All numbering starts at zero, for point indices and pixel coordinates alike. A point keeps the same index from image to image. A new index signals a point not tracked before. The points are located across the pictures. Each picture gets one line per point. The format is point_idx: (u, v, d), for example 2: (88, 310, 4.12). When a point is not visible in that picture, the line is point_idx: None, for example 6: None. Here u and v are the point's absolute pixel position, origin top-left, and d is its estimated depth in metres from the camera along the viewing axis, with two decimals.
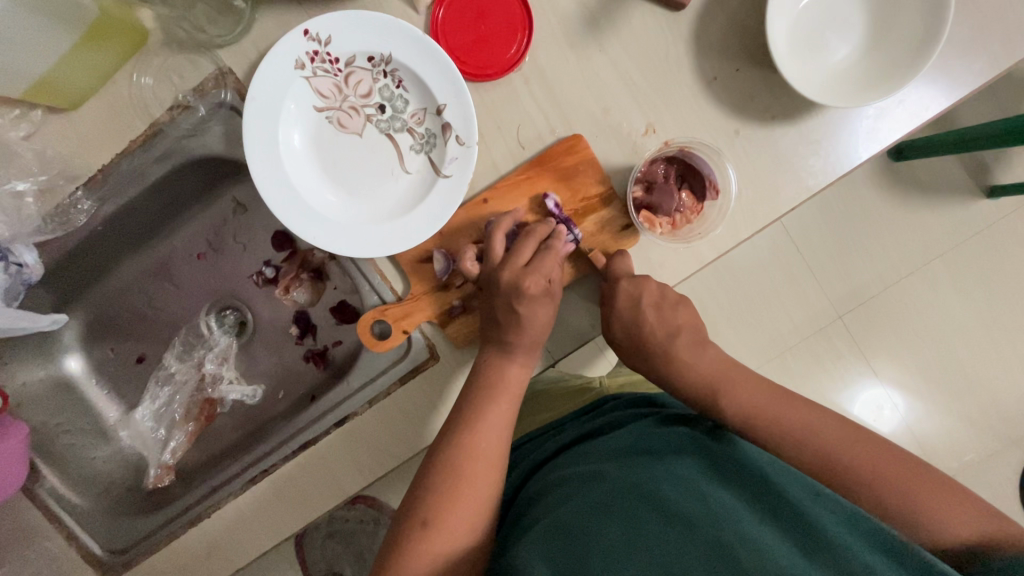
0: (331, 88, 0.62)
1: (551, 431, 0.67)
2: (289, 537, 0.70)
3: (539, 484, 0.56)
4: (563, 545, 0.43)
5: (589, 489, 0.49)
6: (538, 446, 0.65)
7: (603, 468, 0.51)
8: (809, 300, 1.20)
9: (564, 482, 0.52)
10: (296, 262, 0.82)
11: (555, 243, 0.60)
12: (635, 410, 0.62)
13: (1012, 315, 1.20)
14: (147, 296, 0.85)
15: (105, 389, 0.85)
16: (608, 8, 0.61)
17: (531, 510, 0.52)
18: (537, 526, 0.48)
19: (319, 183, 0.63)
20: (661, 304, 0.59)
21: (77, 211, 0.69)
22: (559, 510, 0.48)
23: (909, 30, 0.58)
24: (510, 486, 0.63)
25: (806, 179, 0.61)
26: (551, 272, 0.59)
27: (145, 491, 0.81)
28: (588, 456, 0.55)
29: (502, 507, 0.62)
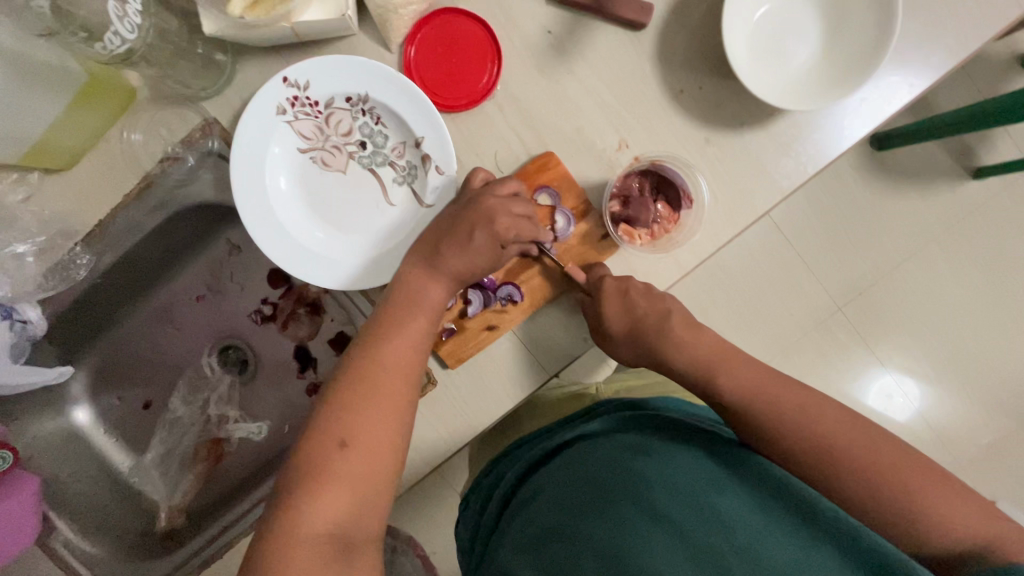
0: (314, 130, 0.64)
1: (539, 436, 0.67)
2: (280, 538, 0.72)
3: (529, 485, 0.57)
4: (556, 553, 0.45)
5: (580, 491, 0.50)
6: (526, 451, 0.66)
7: (590, 470, 0.52)
8: (807, 295, 1.21)
9: (557, 481, 0.54)
10: (293, 298, 0.85)
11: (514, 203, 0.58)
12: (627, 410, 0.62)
13: (1011, 292, 1.21)
14: (150, 342, 0.87)
15: (114, 437, 0.87)
16: (572, 31, 0.63)
17: (524, 508, 0.54)
18: (525, 533, 0.50)
19: (306, 221, 0.65)
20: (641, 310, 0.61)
21: (77, 265, 0.71)
22: (546, 517, 0.50)
23: (863, 26, 0.60)
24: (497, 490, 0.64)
25: (781, 180, 0.63)
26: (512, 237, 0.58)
27: (156, 535, 0.82)
28: (573, 459, 0.56)
29: (496, 506, 0.62)
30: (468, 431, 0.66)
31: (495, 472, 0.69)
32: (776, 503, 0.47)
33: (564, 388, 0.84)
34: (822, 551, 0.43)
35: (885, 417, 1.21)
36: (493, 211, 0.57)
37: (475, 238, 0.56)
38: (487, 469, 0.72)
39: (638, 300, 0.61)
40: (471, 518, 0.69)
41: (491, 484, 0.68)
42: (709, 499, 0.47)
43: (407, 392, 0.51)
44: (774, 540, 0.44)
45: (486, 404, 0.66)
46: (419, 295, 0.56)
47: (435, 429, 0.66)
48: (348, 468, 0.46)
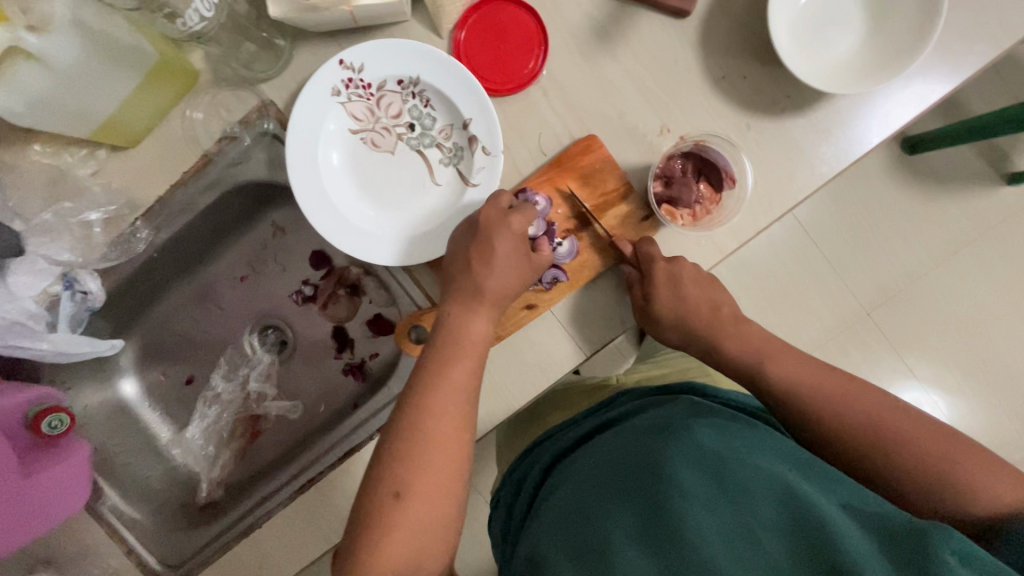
0: (365, 111, 0.67)
1: (574, 422, 0.68)
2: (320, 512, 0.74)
3: (560, 473, 0.58)
4: (585, 537, 0.46)
5: (605, 480, 0.51)
6: (557, 438, 0.66)
7: (620, 455, 0.52)
8: (837, 299, 1.21)
9: (584, 470, 0.54)
10: (334, 280, 0.87)
11: None
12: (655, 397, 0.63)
13: None
14: (195, 319, 0.90)
15: (157, 410, 0.90)
16: (615, 20, 0.65)
17: (556, 496, 0.55)
18: (554, 515, 0.51)
19: (354, 199, 0.68)
20: (675, 274, 0.62)
21: (136, 240, 0.74)
22: (574, 502, 0.51)
23: (907, 16, 0.60)
24: (530, 477, 0.65)
25: (819, 167, 0.64)
26: None
27: (197, 506, 0.84)
28: (599, 446, 0.57)
29: (530, 490, 0.63)
30: (506, 408, 0.67)
31: (528, 459, 0.69)
32: (804, 476, 0.46)
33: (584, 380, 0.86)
34: (856, 516, 0.42)
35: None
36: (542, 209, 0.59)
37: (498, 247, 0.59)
38: (523, 454, 0.72)
39: (660, 283, 0.62)
40: (505, 505, 0.69)
41: (523, 471, 0.69)
42: (731, 473, 0.46)
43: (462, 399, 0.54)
44: (799, 505, 0.42)
45: (523, 383, 0.67)
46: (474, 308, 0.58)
47: None
48: (413, 484, 0.50)
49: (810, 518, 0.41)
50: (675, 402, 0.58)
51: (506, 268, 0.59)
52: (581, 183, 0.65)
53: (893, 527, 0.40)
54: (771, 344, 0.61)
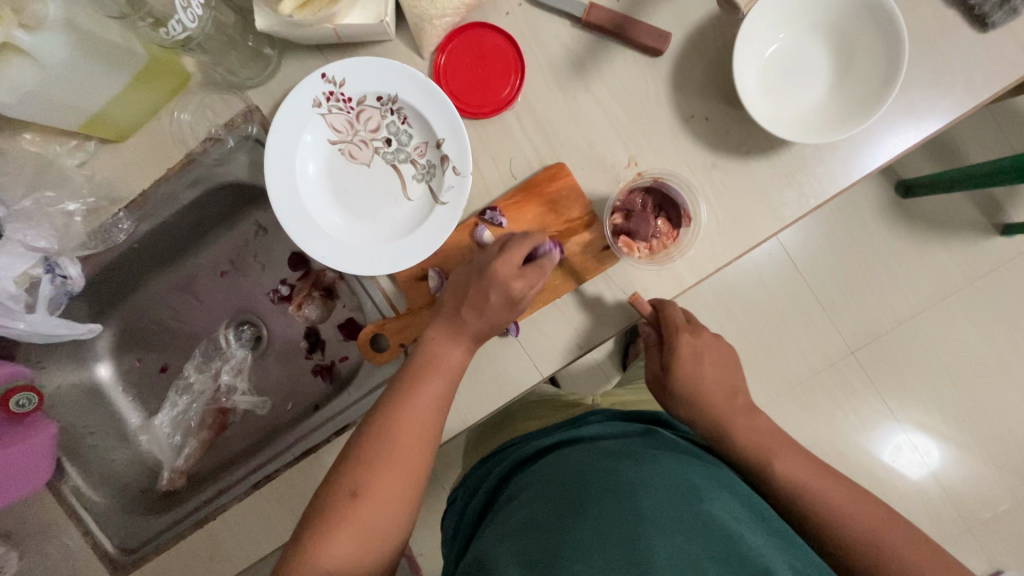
0: (344, 124, 0.69)
1: (534, 434, 0.68)
2: (275, 513, 0.75)
3: (514, 484, 0.58)
4: (538, 545, 0.45)
5: (563, 489, 0.51)
6: (517, 450, 0.67)
7: (580, 469, 0.52)
8: (822, 338, 1.21)
9: (541, 482, 0.54)
10: (310, 281, 0.89)
11: (545, 262, 0.61)
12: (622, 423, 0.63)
13: None
14: (174, 310, 0.93)
15: (129, 396, 0.92)
16: (593, 53, 0.67)
17: (508, 506, 0.54)
18: (509, 521, 0.51)
19: (327, 206, 0.70)
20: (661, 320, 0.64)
21: (118, 230, 0.77)
22: (530, 508, 0.50)
23: (872, 69, 0.61)
24: (483, 486, 0.65)
25: (782, 210, 0.65)
26: (531, 283, 0.60)
27: (158, 493, 0.86)
28: (558, 459, 0.57)
29: (480, 501, 0.64)
30: (459, 422, 0.68)
31: (484, 468, 0.70)
32: (753, 523, 0.48)
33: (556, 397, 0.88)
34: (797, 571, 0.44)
35: (895, 472, 1.19)
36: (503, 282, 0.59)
37: (491, 301, 0.60)
38: (479, 461, 0.74)
39: (682, 358, 0.62)
40: (457, 510, 0.71)
41: (477, 480, 0.70)
42: (696, 505, 0.47)
43: (426, 446, 0.56)
44: (747, 551, 0.44)
45: (477, 398, 0.68)
46: (438, 357, 0.60)
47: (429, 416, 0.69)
48: (364, 513, 0.52)
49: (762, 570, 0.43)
50: (649, 435, 0.60)
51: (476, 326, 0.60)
52: (545, 209, 0.67)
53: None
54: (721, 380, 0.62)
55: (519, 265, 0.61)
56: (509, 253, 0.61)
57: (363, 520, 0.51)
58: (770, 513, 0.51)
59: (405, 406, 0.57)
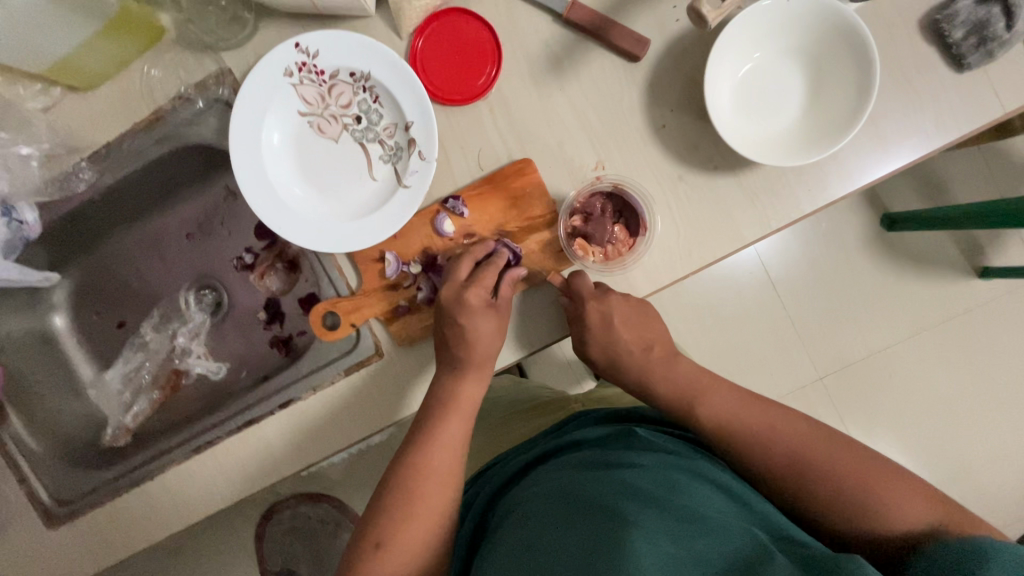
0: (315, 96, 0.68)
1: (515, 446, 0.67)
2: (213, 481, 0.75)
3: (504, 507, 0.57)
4: None
5: (550, 509, 0.50)
6: (503, 464, 0.65)
7: (564, 485, 0.52)
8: (792, 363, 1.22)
9: (527, 503, 0.53)
10: (274, 253, 0.88)
11: (497, 260, 0.65)
12: (606, 424, 0.63)
13: (998, 398, 1.20)
14: (136, 267, 0.92)
15: (82, 348, 0.92)
16: (570, 51, 0.67)
17: (500, 531, 0.53)
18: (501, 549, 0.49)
19: (290, 178, 0.69)
20: (607, 314, 0.61)
21: (78, 179, 0.76)
22: (523, 532, 0.50)
23: (844, 98, 0.61)
24: (474, 507, 0.63)
25: (743, 229, 0.65)
26: (490, 283, 0.64)
27: (100, 449, 0.86)
28: (545, 476, 0.56)
29: (470, 521, 0.61)
30: None
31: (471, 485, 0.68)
32: (744, 515, 0.48)
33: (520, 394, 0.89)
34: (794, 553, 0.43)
35: None
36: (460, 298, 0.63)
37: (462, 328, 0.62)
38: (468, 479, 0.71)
39: (621, 366, 0.63)
40: None
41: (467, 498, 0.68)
42: (678, 504, 0.47)
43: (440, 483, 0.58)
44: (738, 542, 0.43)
45: None
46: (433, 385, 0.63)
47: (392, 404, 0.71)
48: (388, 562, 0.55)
49: (747, 557, 0.42)
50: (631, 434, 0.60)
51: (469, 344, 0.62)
52: (505, 205, 0.67)
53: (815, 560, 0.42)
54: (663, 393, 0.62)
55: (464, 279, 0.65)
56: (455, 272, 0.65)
57: (393, 570, 0.55)
58: (760, 501, 0.51)
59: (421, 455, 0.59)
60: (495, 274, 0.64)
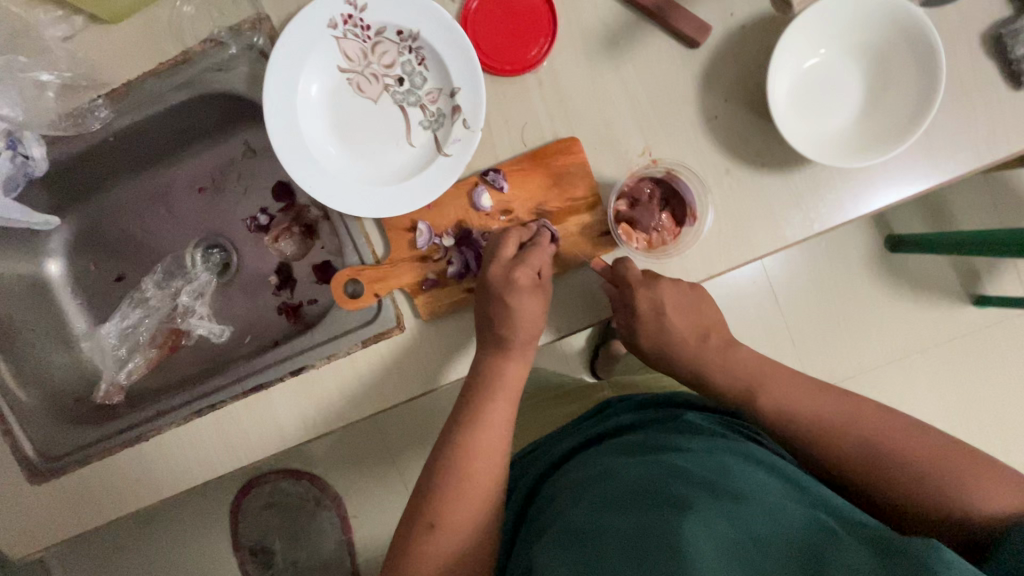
0: (358, 52, 0.65)
1: (559, 434, 0.70)
2: (212, 445, 0.72)
3: (553, 488, 0.59)
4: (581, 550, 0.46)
5: (600, 490, 0.52)
6: (549, 447, 0.68)
7: (612, 470, 0.53)
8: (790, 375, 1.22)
9: (576, 486, 0.55)
10: (292, 215, 0.84)
11: (542, 240, 0.63)
12: (649, 412, 0.64)
13: (986, 424, 1.21)
14: (142, 219, 0.88)
15: (78, 299, 0.87)
16: (627, 31, 0.65)
17: (550, 510, 0.55)
18: (553, 526, 0.51)
19: (324, 134, 0.66)
20: (657, 299, 0.60)
21: (93, 117, 0.71)
22: (578, 511, 0.51)
23: (903, 105, 0.60)
24: (520, 487, 0.66)
25: (784, 229, 0.64)
26: (539, 265, 0.62)
27: (93, 404, 0.82)
28: (592, 460, 0.58)
29: (518, 500, 0.65)
30: None
31: (518, 467, 0.72)
32: (795, 497, 0.48)
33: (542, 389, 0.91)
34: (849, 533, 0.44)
35: None
36: (508, 279, 0.61)
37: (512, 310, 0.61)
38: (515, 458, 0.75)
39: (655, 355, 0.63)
40: None
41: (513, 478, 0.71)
42: (729, 487, 0.47)
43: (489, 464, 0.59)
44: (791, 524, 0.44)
45: None
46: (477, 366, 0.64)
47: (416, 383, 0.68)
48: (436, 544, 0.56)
49: (812, 540, 0.42)
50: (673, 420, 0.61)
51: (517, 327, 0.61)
52: (549, 182, 0.65)
53: (878, 541, 0.42)
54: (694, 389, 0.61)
55: (510, 257, 0.62)
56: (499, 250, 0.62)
57: (442, 548, 0.56)
58: (811, 483, 0.51)
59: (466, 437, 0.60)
60: (542, 255, 0.62)
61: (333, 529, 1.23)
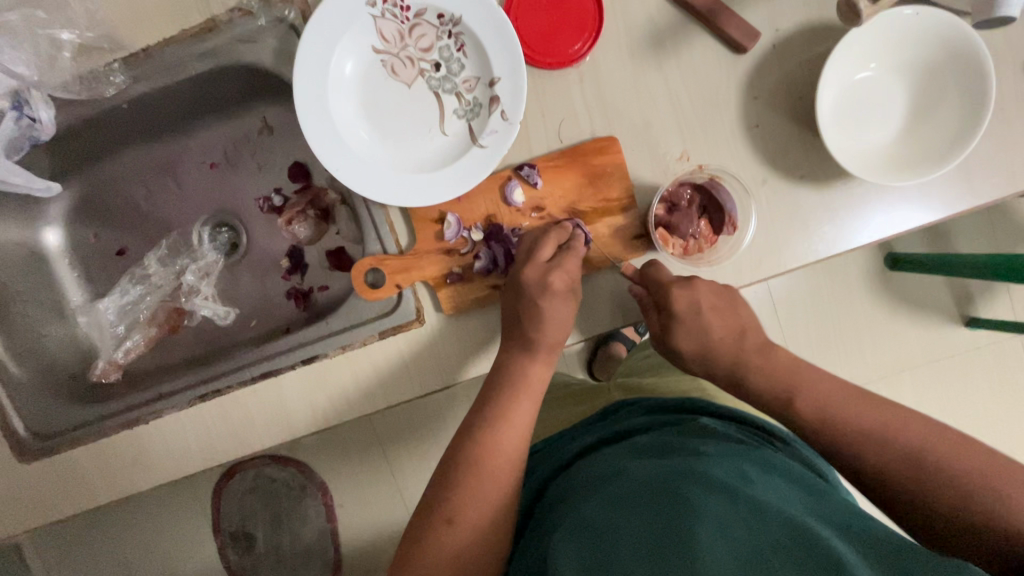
0: (394, 34, 0.63)
1: (573, 434, 0.68)
2: (210, 430, 0.68)
3: (563, 485, 0.57)
4: (592, 549, 0.44)
5: (612, 487, 0.50)
6: (562, 446, 0.66)
7: (627, 469, 0.51)
8: None
9: (589, 484, 0.53)
10: (307, 198, 0.81)
11: (577, 244, 0.61)
12: (668, 414, 0.62)
13: None
14: (147, 191, 0.84)
15: (76, 272, 0.84)
16: (673, 33, 0.63)
17: (561, 506, 0.53)
18: (565, 522, 0.50)
19: (354, 116, 0.64)
20: (697, 302, 0.58)
21: (108, 81, 0.68)
22: (590, 508, 0.49)
23: (945, 129, 0.61)
24: (531, 483, 0.65)
25: (818, 243, 0.63)
26: (572, 271, 0.60)
27: (88, 382, 0.78)
28: (606, 459, 0.56)
29: (529, 497, 0.64)
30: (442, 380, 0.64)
31: (529, 463, 0.70)
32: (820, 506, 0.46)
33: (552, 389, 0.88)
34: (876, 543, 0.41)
35: None
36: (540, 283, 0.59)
37: (542, 313, 0.59)
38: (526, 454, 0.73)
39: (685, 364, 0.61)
40: None
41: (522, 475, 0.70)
42: (749, 491, 0.45)
43: (509, 466, 0.57)
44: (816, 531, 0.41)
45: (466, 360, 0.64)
46: (501, 362, 0.62)
47: (435, 379, 0.66)
48: (451, 542, 0.53)
49: (832, 549, 0.39)
50: (692, 422, 0.59)
51: (544, 326, 0.60)
52: (585, 181, 0.63)
53: (909, 559, 0.39)
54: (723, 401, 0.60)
55: (544, 260, 0.60)
56: (536, 251, 0.61)
57: (457, 548, 0.53)
58: (833, 493, 0.49)
59: (488, 434, 0.58)
60: (575, 261, 0.60)
61: (317, 518, 1.19)
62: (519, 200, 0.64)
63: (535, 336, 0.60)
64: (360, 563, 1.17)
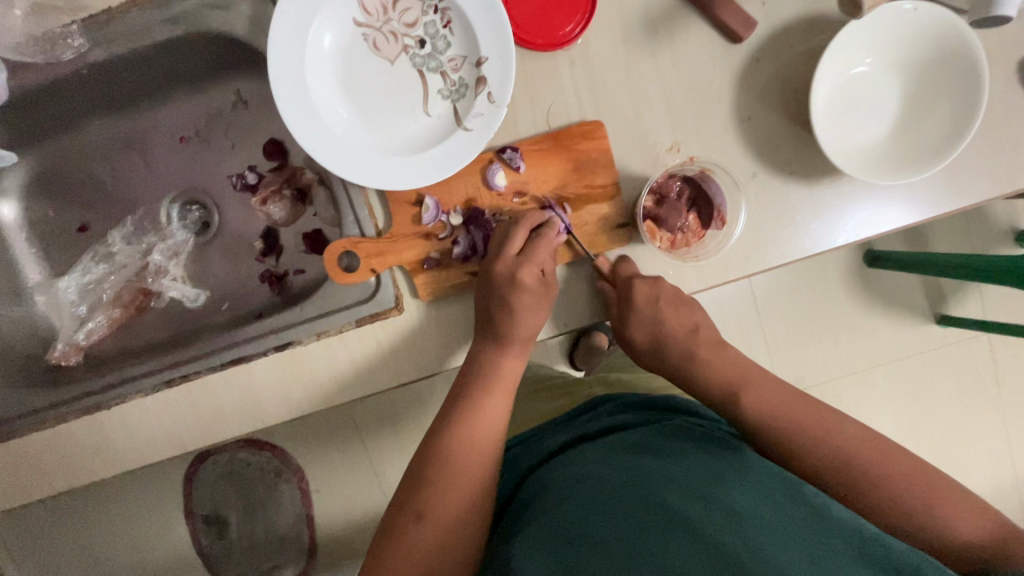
0: (377, 7, 0.60)
1: (554, 430, 0.67)
2: (174, 418, 0.66)
3: (538, 482, 0.56)
4: (564, 550, 0.43)
5: (588, 487, 0.49)
6: (541, 442, 0.65)
7: (603, 469, 0.50)
8: None
9: (564, 482, 0.52)
10: (283, 176, 0.77)
11: (550, 231, 0.59)
12: (647, 411, 0.61)
13: (943, 442, 1.23)
14: (112, 165, 0.80)
15: (34, 248, 0.79)
16: (667, 18, 0.61)
17: (536, 502, 0.52)
18: (538, 520, 0.49)
19: (332, 92, 0.61)
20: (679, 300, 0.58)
21: (66, 45, 0.65)
22: (563, 508, 0.48)
23: (935, 129, 0.60)
24: (510, 476, 0.63)
25: (806, 240, 0.62)
26: (543, 262, 0.59)
27: (46, 365, 0.74)
28: (583, 456, 0.55)
29: (506, 494, 0.62)
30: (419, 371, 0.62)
31: (507, 459, 0.68)
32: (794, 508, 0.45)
33: (533, 382, 0.87)
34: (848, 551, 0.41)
35: None
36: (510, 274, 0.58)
37: (520, 304, 0.58)
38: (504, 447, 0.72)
39: (668, 359, 0.60)
40: None
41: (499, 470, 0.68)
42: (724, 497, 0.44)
43: (483, 460, 0.56)
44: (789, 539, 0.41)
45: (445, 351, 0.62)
46: (480, 353, 0.60)
47: (412, 369, 0.64)
48: (420, 536, 0.52)
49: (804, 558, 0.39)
50: (671, 420, 0.58)
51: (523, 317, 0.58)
52: (573, 169, 0.61)
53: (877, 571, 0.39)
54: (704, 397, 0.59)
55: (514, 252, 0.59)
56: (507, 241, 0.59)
57: (427, 542, 0.52)
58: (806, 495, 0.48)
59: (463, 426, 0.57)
60: (547, 251, 0.59)
61: (291, 504, 1.17)
62: (500, 184, 0.62)
63: (516, 327, 0.58)
64: (335, 550, 1.15)
